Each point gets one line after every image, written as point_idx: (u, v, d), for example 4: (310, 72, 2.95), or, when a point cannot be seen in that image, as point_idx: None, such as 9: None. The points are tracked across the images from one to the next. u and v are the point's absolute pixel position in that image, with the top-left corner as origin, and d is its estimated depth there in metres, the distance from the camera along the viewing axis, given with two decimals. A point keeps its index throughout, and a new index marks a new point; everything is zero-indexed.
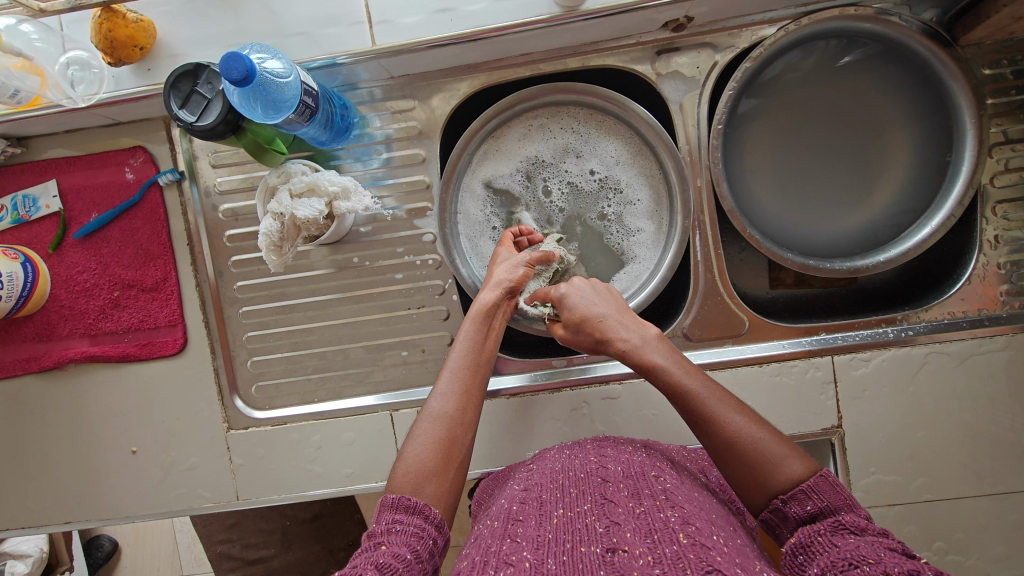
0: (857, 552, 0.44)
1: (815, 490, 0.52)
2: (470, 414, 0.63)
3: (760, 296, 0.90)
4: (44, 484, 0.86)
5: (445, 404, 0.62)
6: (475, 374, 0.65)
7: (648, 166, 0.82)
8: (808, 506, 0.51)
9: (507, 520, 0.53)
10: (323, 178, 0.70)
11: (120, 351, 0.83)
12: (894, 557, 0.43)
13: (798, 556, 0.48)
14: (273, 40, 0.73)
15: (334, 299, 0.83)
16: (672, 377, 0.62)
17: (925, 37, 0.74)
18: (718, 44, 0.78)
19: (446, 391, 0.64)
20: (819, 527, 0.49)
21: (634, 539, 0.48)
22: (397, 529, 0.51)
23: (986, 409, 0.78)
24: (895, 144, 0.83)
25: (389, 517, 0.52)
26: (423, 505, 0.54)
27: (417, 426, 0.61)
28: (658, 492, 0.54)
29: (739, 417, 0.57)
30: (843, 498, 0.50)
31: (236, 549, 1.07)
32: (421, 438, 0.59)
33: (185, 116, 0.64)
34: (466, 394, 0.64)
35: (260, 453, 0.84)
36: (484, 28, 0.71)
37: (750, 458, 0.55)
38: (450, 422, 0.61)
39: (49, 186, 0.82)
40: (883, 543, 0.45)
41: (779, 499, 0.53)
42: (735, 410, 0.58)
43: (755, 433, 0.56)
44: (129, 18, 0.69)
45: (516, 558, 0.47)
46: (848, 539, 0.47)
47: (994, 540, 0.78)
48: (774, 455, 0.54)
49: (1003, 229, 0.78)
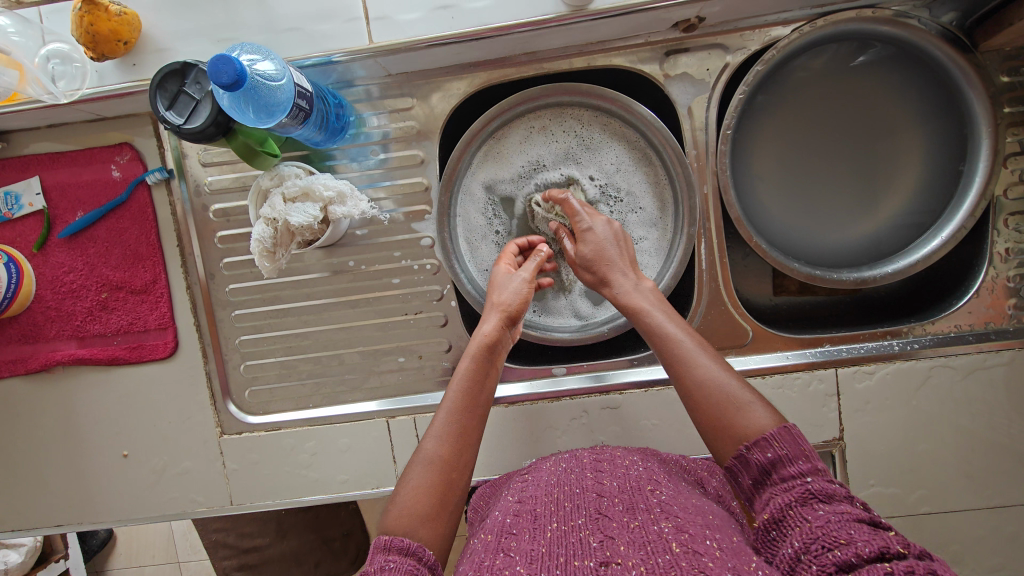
0: (827, 530, 0.44)
1: (777, 439, 0.52)
2: (465, 456, 0.59)
3: (764, 303, 0.89)
4: (33, 486, 0.84)
5: (440, 446, 0.59)
6: (471, 414, 0.62)
7: (650, 172, 0.80)
8: (769, 453, 0.52)
9: (501, 534, 0.52)
10: (318, 183, 0.68)
11: (108, 354, 0.81)
12: (863, 534, 0.43)
13: (769, 531, 0.48)
14: (264, 35, 0.69)
15: (328, 303, 0.81)
16: (649, 322, 0.65)
17: (945, 42, 0.71)
18: (730, 45, 0.75)
19: (437, 433, 0.60)
20: (787, 495, 0.48)
21: (628, 551, 0.46)
22: (389, 568, 0.48)
23: (989, 423, 0.77)
24: (905, 151, 0.81)
25: (382, 558, 0.49)
26: (415, 547, 0.51)
27: (406, 474, 0.58)
28: (652, 506, 0.53)
29: (713, 365, 0.60)
30: (801, 450, 0.51)
31: (230, 538, 1.04)
32: (409, 488, 0.56)
33: (173, 117, 0.61)
34: (463, 433, 0.60)
35: (254, 458, 0.83)
36: (488, 27, 0.67)
37: (716, 401, 0.57)
38: (444, 466, 0.58)
39: (32, 182, 0.79)
40: (850, 513, 0.45)
41: (743, 446, 0.53)
42: (710, 358, 0.61)
43: (719, 376, 0.58)
44: (112, 11, 0.65)
45: (509, 572, 0.45)
46: (816, 510, 0.46)
47: (989, 551, 0.78)
48: (741, 400, 0.56)
49: (1014, 242, 0.76)
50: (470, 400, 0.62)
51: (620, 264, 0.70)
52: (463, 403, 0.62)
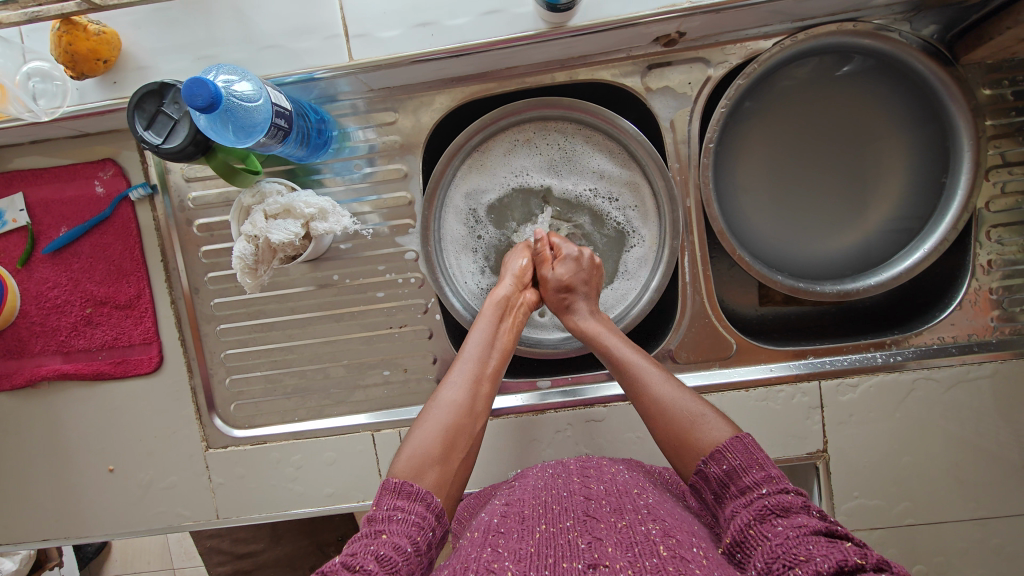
0: (786, 548, 0.44)
1: (730, 450, 0.54)
2: (480, 405, 0.64)
3: (750, 313, 0.89)
4: (21, 500, 0.84)
5: (457, 394, 0.63)
6: (487, 371, 0.66)
7: (633, 184, 0.80)
8: (724, 465, 0.54)
9: (489, 531, 0.51)
10: (299, 200, 0.68)
11: (94, 369, 0.81)
12: (822, 549, 0.43)
13: (736, 553, 0.48)
14: (244, 52, 0.69)
15: (313, 317, 0.81)
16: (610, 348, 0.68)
17: (926, 55, 0.71)
18: (712, 58, 0.75)
19: (460, 380, 0.65)
20: (747, 516, 0.49)
21: (615, 552, 0.46)
22: (398, 517, 0.51)
23: (972, 435, 0.77)
24: (889, 161, 0.81)
25: (392, 502, 0.52)
26: (425, 493, 0.54)
27: (426, 415, 0.62)
28: (640, 508, 0.53)
29: (670, 387, 0.62)
30: (754, 459, 0.53)
31: (225, 544, 1.02)
32: (425, 431, 0.60)
33: (151, 137, 0.61)
34: (478, 384, 0.65)
35: (240, 472, 0.83)
36: (468, 44, 0.67)
37: (674, 418, 0.60)
38: (460, 411, 0.62)
39: (16, 199, 0.79)
40: (807, 525, 0.46)
41: (701, 460, 0.56)
42: (665, 378, 0.64)
43: (673, 396, 0.62)
44: (91, 31, 0.65)
45: (499, 567, 0.45)
46: (776, 527, 0.47)
47: (974, 563, 0.78)
48: (697, 414, 0.59)
49: (997, 254, 0.76)
50: (486, 358, 0.67)
51: (588, 294, 0.73)
52: (480, 359, 0.67)
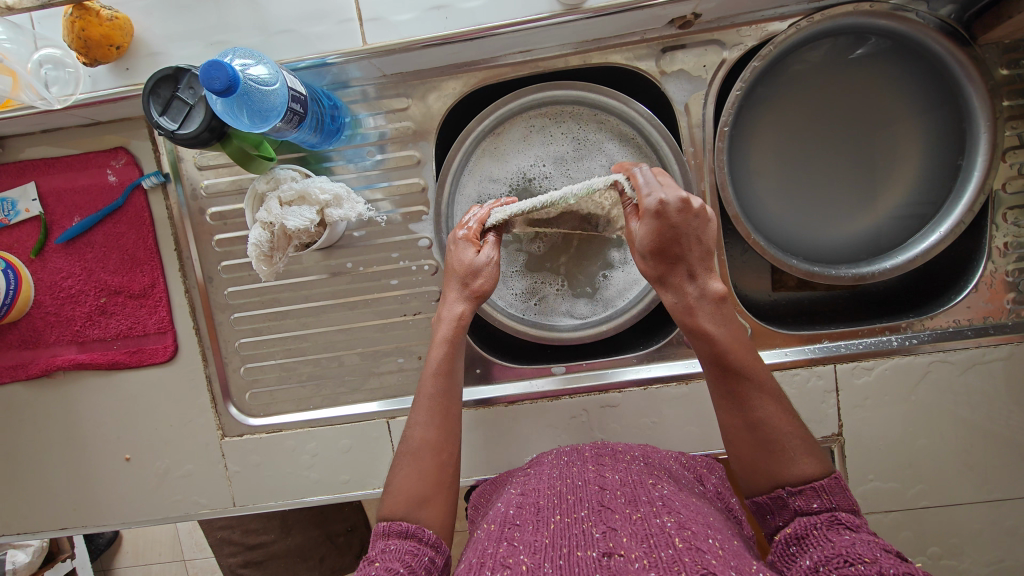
0: (851, 548, 0.45)
1: (827, 490, 0.52)
2: (449, 434, 0.62)
3: (763, 299, 0.89)
4: (39, 490, 0.85)
5: (425, 433, 0.60)
6: (447, 392, 0.63)
7: (646, 167, 0.79)
8: (814, 503, 0.51)
9: (504, 524, 0.51)
10: (314, 186, 0.67)
11: (109, 358, 0.81)
12: (890, 558, 0.43)
13: (791, 546, 0.50)
14: (257, 37, 0.69)
15: (326, 305, 0.81)
16: (722, 349, 0.57)
17: (944, 35, 0.71)
18: (726, 41, 0.74)
19: (420, 416, 0.62)
20: (816, 521, 0.50)
21: (631, 543, 0.45)
22: (391, 549, 0.51)
23: (987, 418, 0.77)
24: (903, 145, 0.81)
25: (383, 543, 0.53)
26: (415, 529, 0.54)
27: (400, 458, 0.60)
28: (654, 499, 0.52)
29: (776, 410, 0.56)
30: (849, 502, 0.51)
31: (235, 534, 1.02)
32: (402, 477, 0.58)
33: (167, 123, 0.61)
34: (444, 416, 0.62)
35: (255, 460, 0.83)
36: (482, 27, 0.67)
37: (767, 449, 0.55)
38: (434, 450, 0.60)
39: (28, 188, 0.79)
40: (878, 543, 0.45)
41: (785, 490, 0.53)
42: (775, 402, 0.57)
43: (779, 426, 0.55)
44: (103, 16, 0.65)
45: (513, 561, 0.45)
46: (843, 535, 0.47)
47: (988, 544, 0.79)
48: (791, 452, 0.54)
49: (1013, 236, 0.76)
50: (444, 379, 0.63)
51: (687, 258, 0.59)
52: (440, 386, 0.63)
